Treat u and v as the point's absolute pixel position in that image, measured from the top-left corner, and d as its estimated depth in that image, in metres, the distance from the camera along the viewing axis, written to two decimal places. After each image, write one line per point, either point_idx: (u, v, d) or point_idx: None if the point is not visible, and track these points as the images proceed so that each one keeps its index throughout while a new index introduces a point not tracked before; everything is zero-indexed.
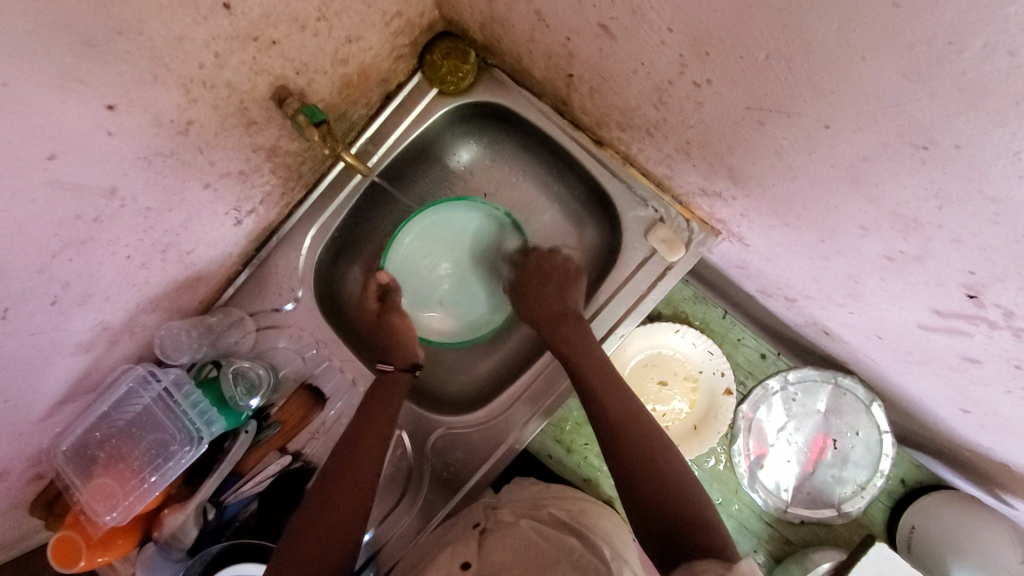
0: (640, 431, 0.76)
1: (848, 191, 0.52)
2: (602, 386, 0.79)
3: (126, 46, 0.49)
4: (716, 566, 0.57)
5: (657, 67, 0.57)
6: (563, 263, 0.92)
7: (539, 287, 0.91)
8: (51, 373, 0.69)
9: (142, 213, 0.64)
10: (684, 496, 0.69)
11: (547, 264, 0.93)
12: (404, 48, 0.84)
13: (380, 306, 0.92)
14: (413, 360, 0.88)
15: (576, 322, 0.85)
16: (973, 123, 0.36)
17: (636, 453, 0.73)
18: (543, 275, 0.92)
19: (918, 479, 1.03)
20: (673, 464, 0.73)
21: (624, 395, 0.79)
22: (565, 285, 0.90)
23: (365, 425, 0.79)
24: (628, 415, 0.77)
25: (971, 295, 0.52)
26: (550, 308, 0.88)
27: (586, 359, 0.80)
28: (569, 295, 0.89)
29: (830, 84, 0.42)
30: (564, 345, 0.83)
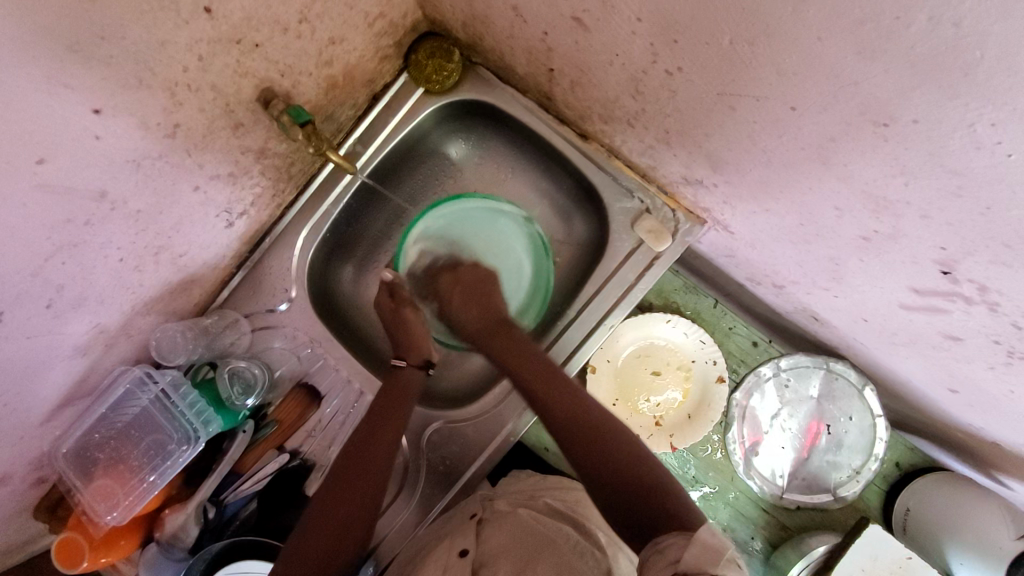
0: (590, 419, 0.73)
1: (820, 174, 0.53)
2: (540, 384, 0.78)
3: (110, 51, 0.51)
4: (679, 540, 0.54)
5: (630, 56, 0.58)
6: (488, 279, 0.91)
7: (474, 304, 0.89)
8: (49, 376, 0.70)
9: (134, 216, 0.66)
10: (636, 470, 0.67)
11: (466, 277, 0.91)
12: (388, 49, 0.86)
13: (393, 302, 0.90)
14: (426, 357, 0.89)
15: (512, 331, 0.86)
16: (930, 96, 0.37)
17: (584, 442, 0.71)
18: (473, 284, 0.90)
19: (911, 461, 1.04)
20: (627, 443, 0.70)
21: (566, 389, 0.77)
22: (491, 301, 0.89)
23: (377, 433, 0.78)
24: (576, 415, 0.74)
25: (944, 271, 0.53)
26: (481, 322, 0.87)
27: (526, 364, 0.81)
28: (492, 308, 0.88)
29: (793, 66, 0.43)
30: (497, 350, 0.84)
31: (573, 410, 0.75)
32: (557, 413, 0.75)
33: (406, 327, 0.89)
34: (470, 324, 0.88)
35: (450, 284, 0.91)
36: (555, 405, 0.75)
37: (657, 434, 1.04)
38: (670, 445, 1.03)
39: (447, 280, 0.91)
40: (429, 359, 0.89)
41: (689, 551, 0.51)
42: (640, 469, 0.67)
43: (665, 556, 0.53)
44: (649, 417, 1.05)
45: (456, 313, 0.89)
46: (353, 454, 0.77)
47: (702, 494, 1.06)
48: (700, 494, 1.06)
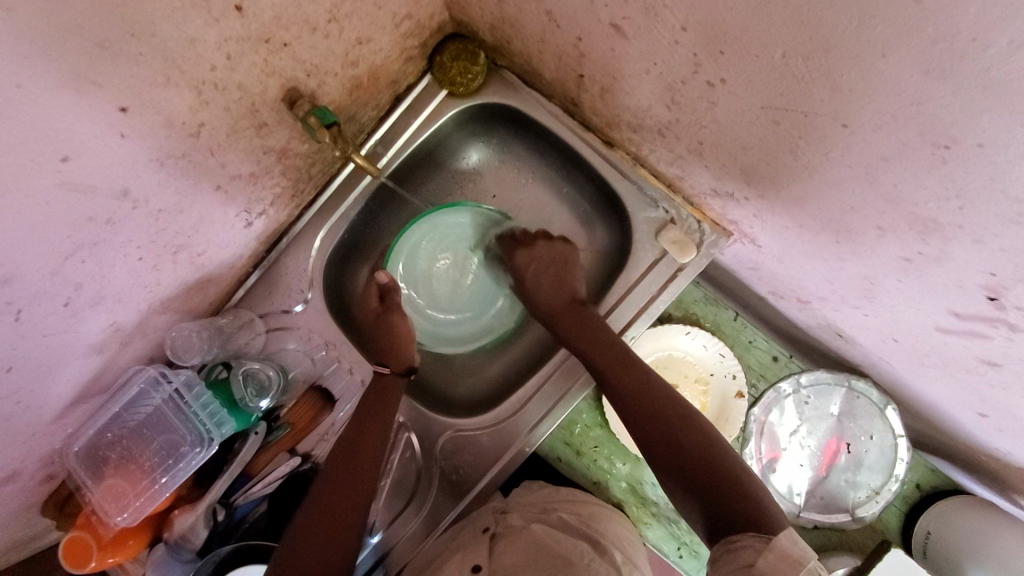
0: (664, 413, 0.73)
1: (865, 192, 0.51)
2: (616, 371, 0.78)
3: (139, 48, 0.49)
4: (756, 543, 0.56)
5: (671, 66, 0.57)
6: (553, 254, 0.91)
7: (545, 280, 0.89)
8: (63, 375, 0.69)
9: (155, 215, 0.64)
10: (702, 451, 0.68)
11: (545, 255, 0.91)
12: (414, 49, 0.84)
13: (381, 306, 0.88)
14: (408, 365, 0.87)
15: (584, 312, 0.85)
16: (999, 120, 0.35)
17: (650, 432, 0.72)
18: (546, 264, 0.90)
19: (934, 484, 1.01)
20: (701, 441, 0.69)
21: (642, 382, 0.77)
22: (568, 281, 0.89)
23: (362, 447, 0.78)
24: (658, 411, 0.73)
25: (991, 296, 0.51)
26: (557, 301, 0.87)
27: (595, 347, 0.80)
28: (568, 286, 0.88)
29: (849, 81, 0.42)
30: (573, 330, 0.84)
31: (637, 397, 0.75)
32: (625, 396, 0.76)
33: (389, 332, 0.87)
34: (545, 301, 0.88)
35: (525, 258, 0.91)
36: (624, 387, 0.76)
37: None
38: None
39: (522, 254, 0.92)
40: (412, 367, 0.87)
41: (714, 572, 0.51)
42: (715, 461, 0.67)
43: (740, 559, 0.56)
44: None
45: (530, 295, 0.90)
46: (337, 466, 0.76)
47: None
48: None
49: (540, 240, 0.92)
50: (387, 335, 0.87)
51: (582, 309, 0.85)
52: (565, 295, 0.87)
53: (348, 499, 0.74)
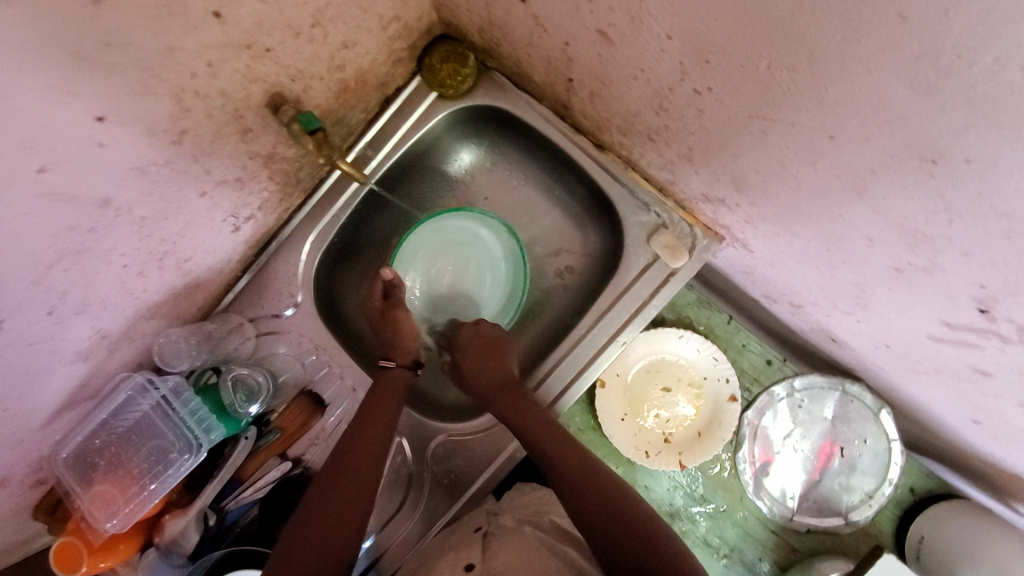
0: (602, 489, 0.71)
1: (854, 203, 0.51)
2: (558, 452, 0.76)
3: (116, 57, 0.48)
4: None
5: (657, 73, 0.56)
6: (498, 335, 0.90)
7: (484, 358, 0.88)
8: (49, 382, 0.69)
9: (139, 223, 0.64)
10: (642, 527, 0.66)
11: (487, 334, 0.90)
12: (403, 52, 0.83)
13: (384, 301, 0.89)
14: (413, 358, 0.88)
15: (520, 389, 0.85)
16: (985, 137, 0.34)
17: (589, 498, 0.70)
18: (489, 342, 0.89)
19: (926, 487, 1.02)
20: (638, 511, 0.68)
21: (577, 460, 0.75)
22: (504, 357, 0.88)
23: (358, 450, 0.76)
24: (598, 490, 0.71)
25: (981, 308, 0.50)
26: (493, 378, 0.86)
27: (536, 427, 0.79)
28: (505, 368, 0.87)
29: (834, 93, 0.41)
30: (511, 410, 0.82)
31: (575, 468, 0.74)
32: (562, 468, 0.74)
33: (395, 326, 0.88)
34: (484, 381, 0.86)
35: (470, 335, 0.90)
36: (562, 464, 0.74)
37: (665, 451, 1.02)
38: (678, 463, 1.01)
39: (469, 332, 0.90)
40: (418, 359, 0.89)
41: None
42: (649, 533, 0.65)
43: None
44: (658, 433, 1.03)
45: (468, 369, 0.87)
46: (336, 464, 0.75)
47: (708, 512, 1.04)
48: (706, 512, 1.04)
49: (485, 323, 0.91)
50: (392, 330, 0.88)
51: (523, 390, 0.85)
52: (504, 375, 0.86)
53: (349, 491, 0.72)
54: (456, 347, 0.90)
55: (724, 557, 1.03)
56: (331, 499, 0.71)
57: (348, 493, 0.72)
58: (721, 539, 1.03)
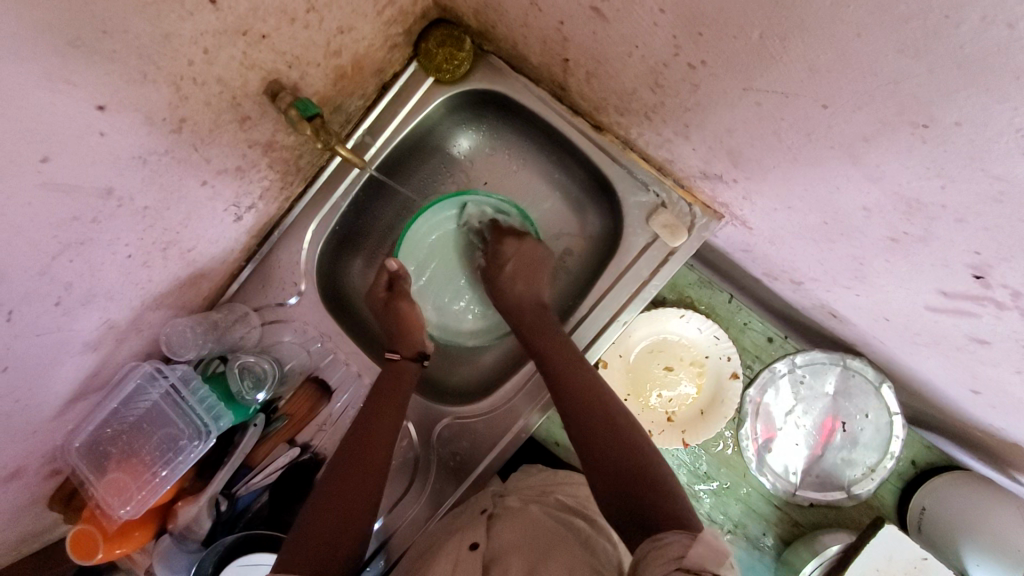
0: (608, 424, 0.71)
1: (849, 172, 0.51)
2: (569, 371, 0.77)
3: (113, 45, 0.49)
4: (682, 537, 0.54)
5: (651, 48, 0.56)
6: (538, 253, 0.91)
7: (523, 280, 0.89)
8: (60, 372, 0.70)
9: (141, 213, 0.64)
10: (640, 460, 0.66)
11: (527, 253, 0.90)
12: (398, 37, 0.83)
13: (388, 293, 0.91)
14: (419, 350, 0.88)
15: (546, 316, 0.87)
16: (976, 99, 0.35)
17: (598, 431, 0.70)
18: (525, 262, 0.90)
19: (928, 459, 1.02)
20: (647, 454, 0.67)
21: (589, 384, 0.76)
22: (536, 279, 0.90)
23: (369, 434, 0.77)
24: (611, 431, 0.70)
25: (977, 275, 0.51)
26: (524, 298, 0.89)
27: (544, 340, 0.82)
28: (541, 285, 0.89)
29: (827, 62, 0.41)
30: (534, 335, 0.84)
31: (586, 398, 0.74)
32: (569, 395, 0.75)
33: (400, 318, 0.88)
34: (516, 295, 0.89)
35: (511, 249, 0.91)
36: (570, 391, 0.75)
37: (668, 430, 1.03)
38: (682, 441, 1.02)
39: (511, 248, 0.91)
40: (423, 351, 0.89)
41: (694, 550, 0.52)
42: (649, 474, 0.64)
43: (669, 551, 0.53)
44: (661, 413, 1.04)
45: (505, 284, 0.90)
46: (343, 458, 0.75)
47: (713, 489, 1.05)
48: (710, 489, 1.05)
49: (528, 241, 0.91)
50: (398, 321, 0.89)
51: (546, 320, 0.86)
52: (539, 298, 0.88)
53: (355, 486, 0.72)
54: (496, 258, 0.92)
55: (729, 532, 1.04)
56: (343, 485, 0.72)
57: (360, 478, 0.73)
58: (725, 515, 1.05)
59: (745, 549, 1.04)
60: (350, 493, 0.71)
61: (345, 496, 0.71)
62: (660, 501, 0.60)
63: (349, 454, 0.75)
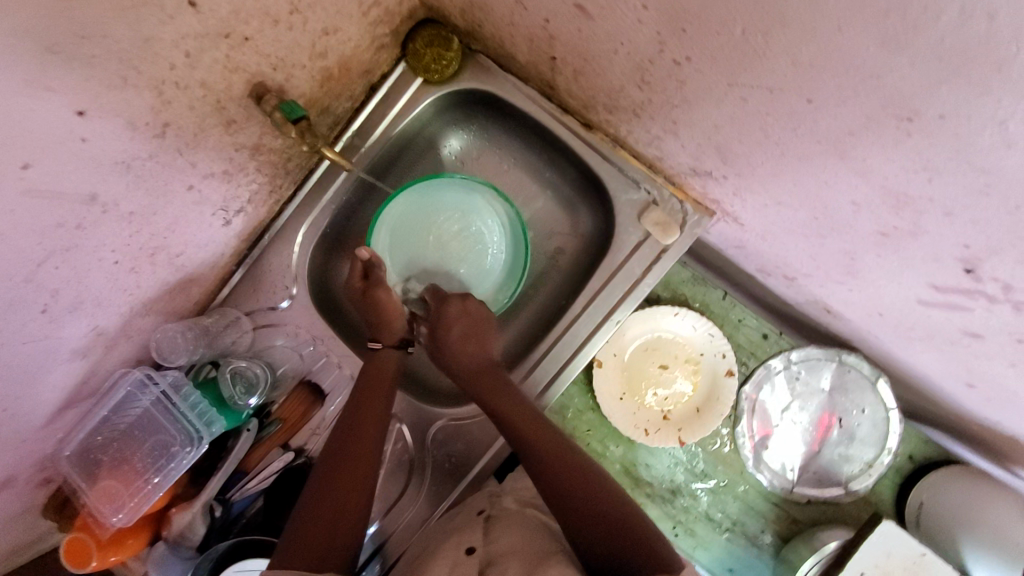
0: (582, 479, 0.70)
1: (836, 167, 0.50)
2: (533, 436, 0.76)
3: (92, 50, 0.48)
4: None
5: (636, 45, 0.55)
6: (482, 313, 0.87)
7: (472, 342, 0.86)
8: (49, 380, 0.69)
9: (127, 218, 0.64)
10: (621, 515, 0.66)
11: (472, 310, 0.87)
12: (385, 37, 0.83)
13: (365, 283, 0.86)
14: (402, 337, 0.88)
15: (500, 374, 0.84)
16: (959, 90, 0.35)
17: (566, 490, 0.70)
18: (473, 321, 0.86)
19: (925, 454, 1.02)
20: (623, 505, 0.68)
21: (557, 443, 0.74)
22: (485, 340, 0.87)
23: (356, 433, 0.77)
24: (583, 485, 0.70)
25: (968, 268, 0.50)
26: (477, 361, 0.85)
27: (506, 403, 0.80)
28: (489, 348, 0.86)
29: (809, 55, 0.41)
30: (487, 397, 0.81)
31: (557, 461, 0.72)
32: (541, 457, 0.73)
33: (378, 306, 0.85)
34: (467, 364, 0.85)
35: (454, 310, 0.87)
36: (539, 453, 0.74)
37: (664, 428, 1.03)
38: (677, 440, 1.02)
39: (452, 307, 0.86)
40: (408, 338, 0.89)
41: None
42: (629, 525, 0.65)
43: None
44: (657, 411, 1.04)
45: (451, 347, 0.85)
46: (331, 458, 0.74)
47: (710, 488, 1.04)
48: (707, 487, 1.04)
49: (471, 300, 0.87)
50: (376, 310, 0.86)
51: (498, 373, 0.84)
52: (483, 358, 0.85)
53: (348, 484, 0.71)
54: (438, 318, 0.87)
55: (727, 530, 1.04)
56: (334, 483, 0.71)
57: (348, 479, 0.72)
58: (723, 513, 1.04)
59: (744, 547, 1.03)
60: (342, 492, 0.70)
61: (336, 496, 0.69)
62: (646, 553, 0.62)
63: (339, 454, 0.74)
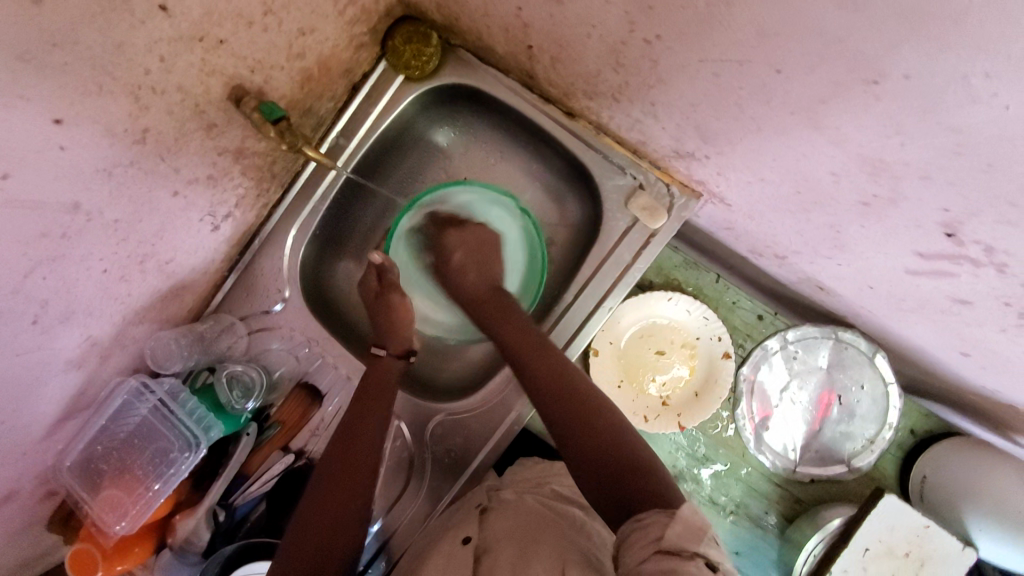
0: (577, 399, 0.71)
1: (812, 138, 0.50)
2: (535, 355, 0.77)
3: (64, 57, 0.49)
4: (661, 516, 0.53)
5: (607, 27, 0.56)
6: (486, 237, 0.88)
7: (473, 271, 0.86)
8: (45, 391, 0.70)
9: (112, 226, 0.64)
10: (613, 437, 0.66)
11: (474, 237, 0.88)
12: (363, 36, 0.83)
13: (381, 284, 0.88)
14: (405, 348, 0.88)
15: (505, 300, 0.85)
16: (920, 48, 0.35)
17: (559, 404, 0.71)
18: (476, 248, 0.87)
19: (927, 428, 1.01)
20: (614, 422, 0.68)
21: (557, 363, 0.76)
22: (489, 268, 0.88)
23: (359, 436, 0.76)
24: (582, 405, 0.70)
25: (949, 233, 0.50)
26: (479, 286, 0.86)
27: (507, 328, 0.82)
28: (490, 275, 0.87)
29: (773, 24, 0.41)
30: (492, 320, 0.83)
31: (553, 379, 0.74)
32: (536, 374, 0.75)
33: (388, 313, 0.87)
34: (466, 288, 0.87)
35: (454, 239, 0.87)
36: (537, 370, 0.75)
37: (664, 414, 1.02)
38: (678, 425, 1.01)
39: (454, 237, 0.88)
40: (411, 350, 0.88)
41: (672, 529, 0.51)
42: (622, 448, 0.64)
43: (647, 534, 0.52)
44: (656, 397, 1.03)
45: (456, 276, 0.86)
46: (333, 464, 0.74)
47: (714, 472, 1.04)
48: (711, 471, 1.04)
49: (471, 226, 0.88)
50: (386, 315, 0.87)
51: (504, 300, 0.85)
52: (488, 283, 0.86)
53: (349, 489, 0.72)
54: (439, 253, 0.88)
55: (732, 514, 1.03)
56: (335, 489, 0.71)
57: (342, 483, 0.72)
58: (727, 496, 1.04)
59: (749, 530, 1.03)
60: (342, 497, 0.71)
61: (332, 503, 0.70)
62: (633, 475, 0.61)
63: (339, 459, 0.74)
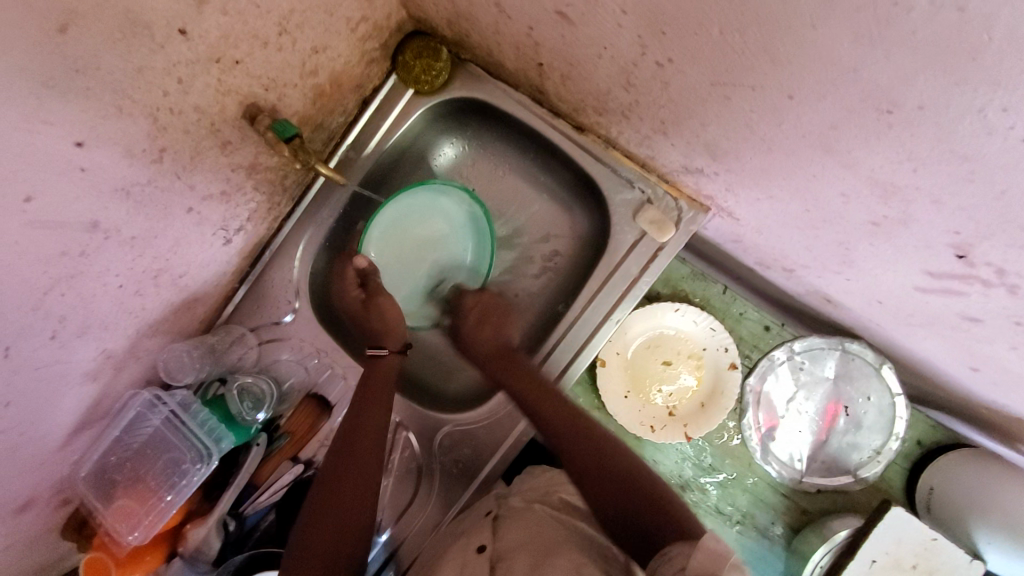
0: (590, 443, 0.73)
1: (823, 160, 0.51)
2: (535, 395, 0.80)
3: (86, 82, 0.50)
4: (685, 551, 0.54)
5: (619, 49, 0.56)
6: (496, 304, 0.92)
7: (488, 326, 0.90)
8: (62, 404, 0.71)
9: (129, 242, 0.65)
10: (636, 477, 0.68)
11: (487, 301, 0.92)
12: (375, 52, 0.84)
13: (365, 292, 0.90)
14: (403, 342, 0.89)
15: (509, 354, 0.87)
16: (931, 82, 0.35)
17: (570, 444, 0.74)
18: (487, 308, 0.92)
19: (934, 439, 1.02)
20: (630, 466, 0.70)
21: (564, 407, 0.78)
22: (502, 326, 0.91)
23: (367, 434, 0.77)
24: (599, 452, 0.72)
25: (960, 255, 0.51)
26: (491, 345, 0.89)
27: (519, 373, 0.83)
28: (505, 334, 0.90)
29: (786, 53, 0.42)
30: (501, 371, 0.85)
31: (566, 418, 0.77)
32: (546, 418, 0.78)
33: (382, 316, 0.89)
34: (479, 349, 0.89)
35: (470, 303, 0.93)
36: (545, 414, 0.78)
37: (670, 424, 1.03)
38: (684, 435, 1.02)
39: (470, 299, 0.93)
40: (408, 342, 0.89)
41: (695, 557, 0.51)
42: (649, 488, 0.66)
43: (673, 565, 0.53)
44: (662, 408, 1.04)
45: (473, 327, 0.91)
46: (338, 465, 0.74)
47: (719, 482, 1.05)
48: (716, 481, 1.05)
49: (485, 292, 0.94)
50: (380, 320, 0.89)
51: (513, 354, 0.87)
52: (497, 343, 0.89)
53: (357, 490, 0.72)
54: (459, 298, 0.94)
55: (738, 523, 1.04)
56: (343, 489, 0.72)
57: (355, 491, 0.72)
58: (733, 506, 1.04)
59: (755, 539, 1.04)
60: (348, 497, 0.71)
61: (342, 507, 0.70)
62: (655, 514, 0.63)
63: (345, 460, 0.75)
